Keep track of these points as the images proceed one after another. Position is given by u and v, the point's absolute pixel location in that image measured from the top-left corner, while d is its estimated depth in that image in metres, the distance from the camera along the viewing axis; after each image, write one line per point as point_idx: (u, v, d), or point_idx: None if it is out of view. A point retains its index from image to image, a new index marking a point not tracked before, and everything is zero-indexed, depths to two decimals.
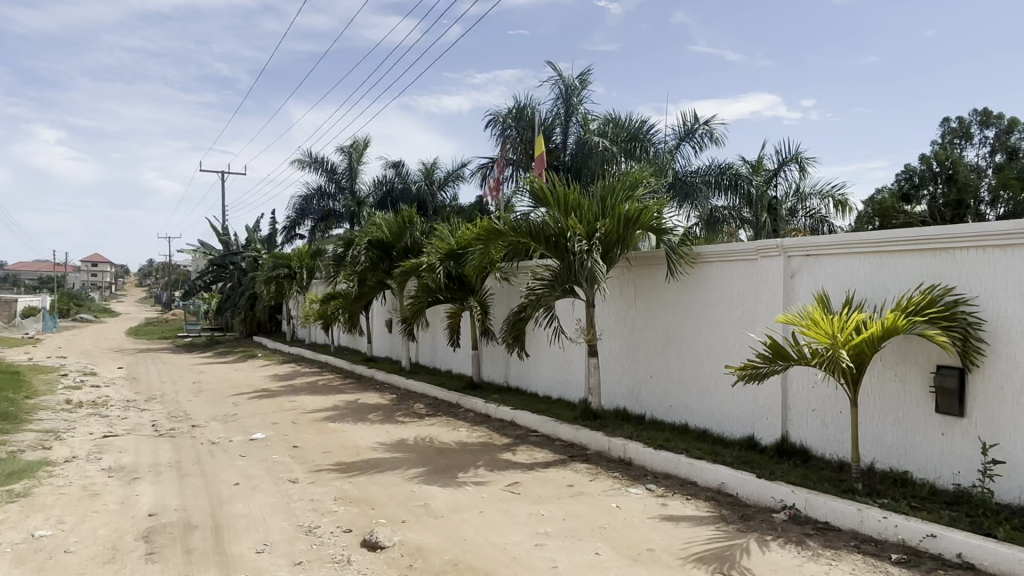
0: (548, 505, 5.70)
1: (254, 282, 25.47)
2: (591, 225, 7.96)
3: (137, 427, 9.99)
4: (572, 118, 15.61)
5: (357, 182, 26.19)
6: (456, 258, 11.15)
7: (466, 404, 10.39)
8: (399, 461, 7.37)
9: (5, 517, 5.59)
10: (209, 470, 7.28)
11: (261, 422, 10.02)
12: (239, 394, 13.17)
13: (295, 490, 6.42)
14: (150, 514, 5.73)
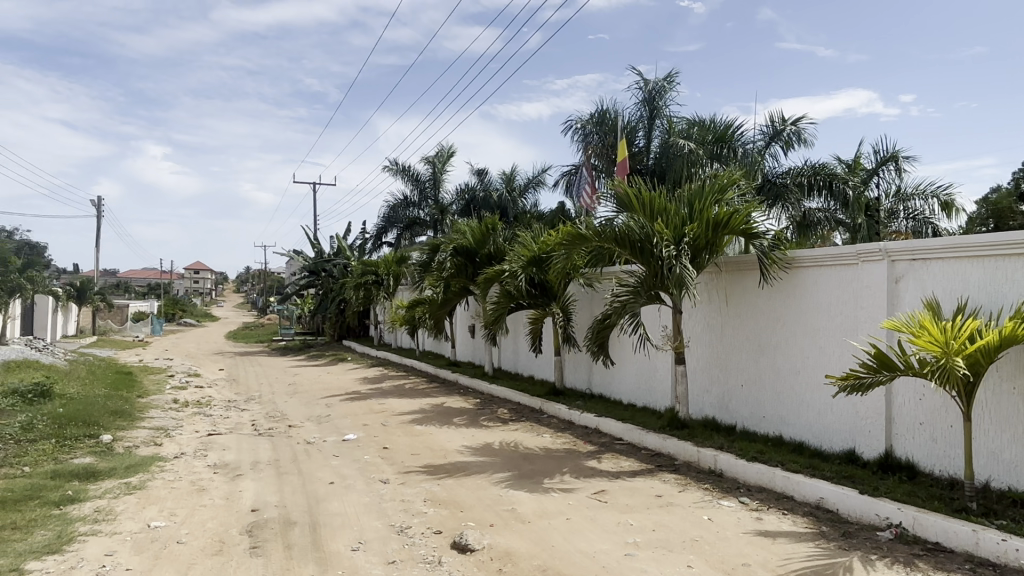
0: (636, 514, 5.61)
1: (343, 288, 26.40)
2: (678, 229, 7.82)
3: (238, 426, 10.54)
4: (656, 121, 15.43)
5: (441, 191, 26.81)
6: (539, 264, 11.18)
7: (550, 411, 10.39)
8: (486, 465, 7.45)
9: (125, 507, 6.01)
10: (305, 469, 7.58)
11: (352, 424, 10.35)
12: (332, 396, 13.65)
13: (386, 490, 6.59)
14: (253, 509, 6.02)
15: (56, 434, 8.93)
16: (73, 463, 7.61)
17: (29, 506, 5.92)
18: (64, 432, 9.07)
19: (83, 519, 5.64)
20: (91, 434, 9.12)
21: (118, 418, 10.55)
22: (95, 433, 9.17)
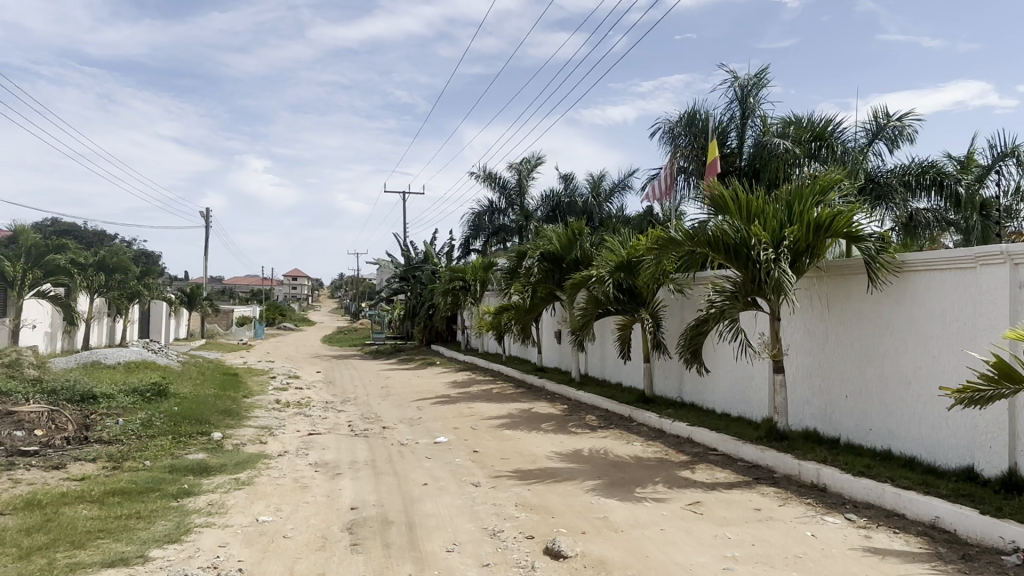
0: (734, 527, 5.44)
1: (432, 293, 27.01)
2: (777, 232, 7.54)
3: (335, 426, 10.96)
4: (748, 121, 14.96)
5: (526, 197, 26.89)
6: (629, 269, 11.05)
7: (640, 419, 10.23)
8: (576, 471, 7.42)
9: (236, 501, 6.37)
10: (400, 469, 7.80)
11: (443, 427, 10.56)
12: (422, 399, 13.99)
13: (478, 493, 6.69)
14: (352, 508, 6.25)
15: (173, 430, 9.59)
16: (188, 458, 8.15)
17: (151, 498, 6.39)
18: (180, 429, 9.73)
19: (199, 511, 6.03)
20: (203, 431, 9.73)
21: (227, 417, 11.22)
22: (206, 431, 9.78)
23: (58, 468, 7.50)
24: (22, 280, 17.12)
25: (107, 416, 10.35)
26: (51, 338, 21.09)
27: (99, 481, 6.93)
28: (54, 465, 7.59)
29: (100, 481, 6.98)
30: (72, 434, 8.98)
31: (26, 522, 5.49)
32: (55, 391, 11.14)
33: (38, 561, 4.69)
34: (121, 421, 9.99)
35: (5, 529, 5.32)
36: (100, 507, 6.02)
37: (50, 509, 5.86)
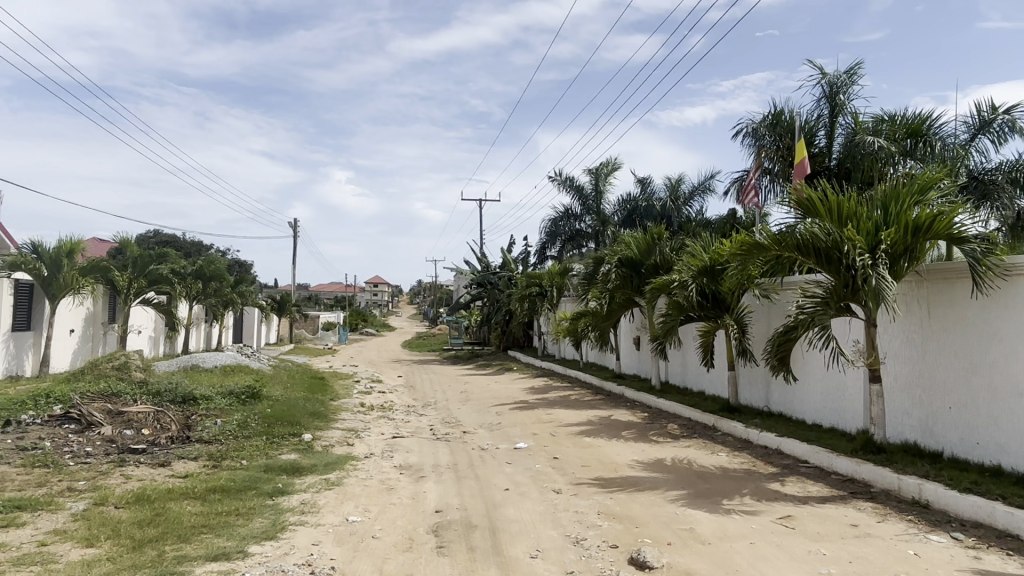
0: (828, 543, 5.21)
1: (509, 299, 27.20)
2: (872, 235, 7.21)
3: (418, 430, 11.20)
4: (838, 119, 14.36)
5: (603, 202, 26.69)
6: (712, 274, 10.82)
7: (725, 428, 9.96)
8: (659, 481, 7.30)
9: (326, 501, 6.61)
10: (482, 474, 7.89)
11: (523, 432, 10.62)
12: (501, 405, 14.11)
13: (559, 500, 6.68)
14: (437, 510, 6.36)
15: (267, 432, 10.04)
16: (282, 458, 8.52)
17: (249, 496, 6.72)
18: (272, 430, 10.18)
19: (292, 510, 6.29)
20: (294, 433, 10.15)
21: (316, 419, 11.65)
22: (297, 432, 10.19)
23: (165, 465, 7.99)
24: (129, 288, 18.08)
25: (206, 417, 10.94)
26: (155, 342, 22.51)
27: (201, 478, 7.34)
28: (161, 462, 8.09)
29: (202, 478, 7.38)
30: (177, 433, 9.54)
31: (138, 515, 5.88)
32: (160, 393, 11.88)
33: (150, 553, 5.02)
34: (219, 422, 10.54)
35: (119, 521, 5.71)
36: (203, 504, 6.37)
37: (158, 504, 6.25)
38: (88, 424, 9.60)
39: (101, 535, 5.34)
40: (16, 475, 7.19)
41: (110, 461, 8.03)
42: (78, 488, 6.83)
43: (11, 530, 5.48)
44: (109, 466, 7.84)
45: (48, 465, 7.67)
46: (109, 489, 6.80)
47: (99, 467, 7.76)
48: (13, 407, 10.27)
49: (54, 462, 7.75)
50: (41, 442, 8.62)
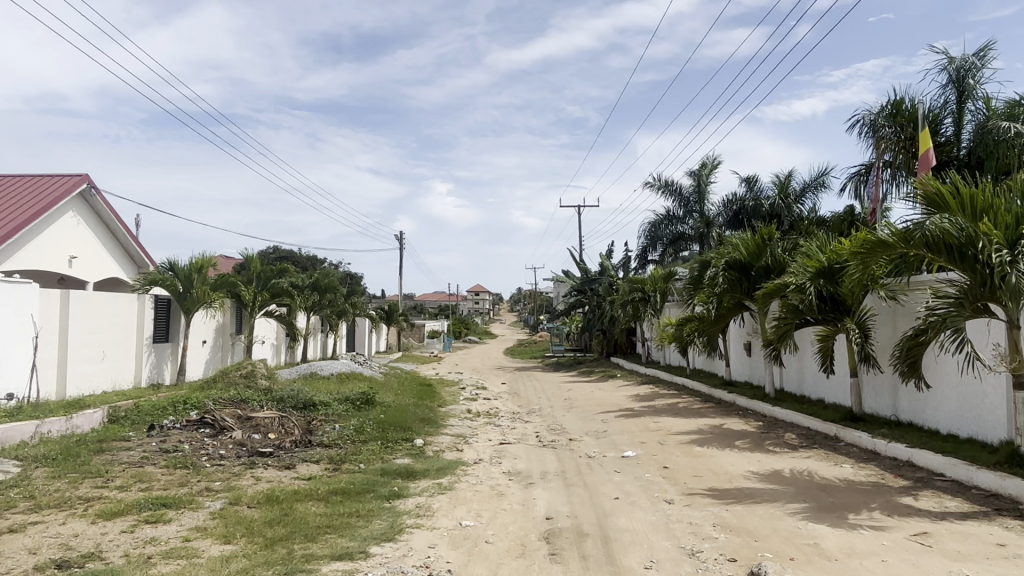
0: (973, 563, 4.81)
1: (611, 305, 26.89)
2: (1012, 229, 6.65)
3: (524, 437, 11.30)
4: (968, 105, 13.31)
5: (706, 203, 25.89)
6: (830, 275, 10.30)
7: (848, 439, 9.41)
8: (777, 493, 6.99)
9: (440, 505, 6.79)
10: (591, 482, 7.84)
11: (630, 440, 10.47)
12: (607, 412, 13.97)
13: (672, 510, 6.53)
14: (547, 518, 6.39)
15: (382, 437, 10.44)
16: (396, 463, 8.83)
17: (368, 498, 7.01)
18: (386, 435, 10.58)
19: (408, 513, 6.50)
20: (407, 438, 10.49)
21: (426, 425, 12.00)
22: (409, 437, 10.54)
23: (290, 468, 8.48)
24: (254, 301, 19.40)
25: (325, 422, 11.53)
26: (277, 350, 23.96)
27: (323, 481, 7.73)
28: (286, 465, 8.60)
29: (324, 481, 7.78)
30: (299, 438, 10.10)
31: (268, 515, 6.28)
32: (283, 399, 12.63)
33: (281, 551, 5.33)
34: (337, 428, 11.07)
35: (252, 520, 6.11)
36: (327, 505, 6.71)
37: (286, 505, 6.64)
38: (221, 428, 10.34)
39: (237, 533, 5.74)
40: (162, 475, 7.86)
41: (241, 464, 8.61)
42: (215, 488, 7.37)
43: (159, 526, 6.00)
44: (241, 467, 8.41)
45: (189, 466, 8.32)
46: (242, 490, 7.29)
47: (232, 468, 8.35)
48: (157, 413, 11.22)
49: (193, 464, 8.41)
50: (182, 444, 9.38)
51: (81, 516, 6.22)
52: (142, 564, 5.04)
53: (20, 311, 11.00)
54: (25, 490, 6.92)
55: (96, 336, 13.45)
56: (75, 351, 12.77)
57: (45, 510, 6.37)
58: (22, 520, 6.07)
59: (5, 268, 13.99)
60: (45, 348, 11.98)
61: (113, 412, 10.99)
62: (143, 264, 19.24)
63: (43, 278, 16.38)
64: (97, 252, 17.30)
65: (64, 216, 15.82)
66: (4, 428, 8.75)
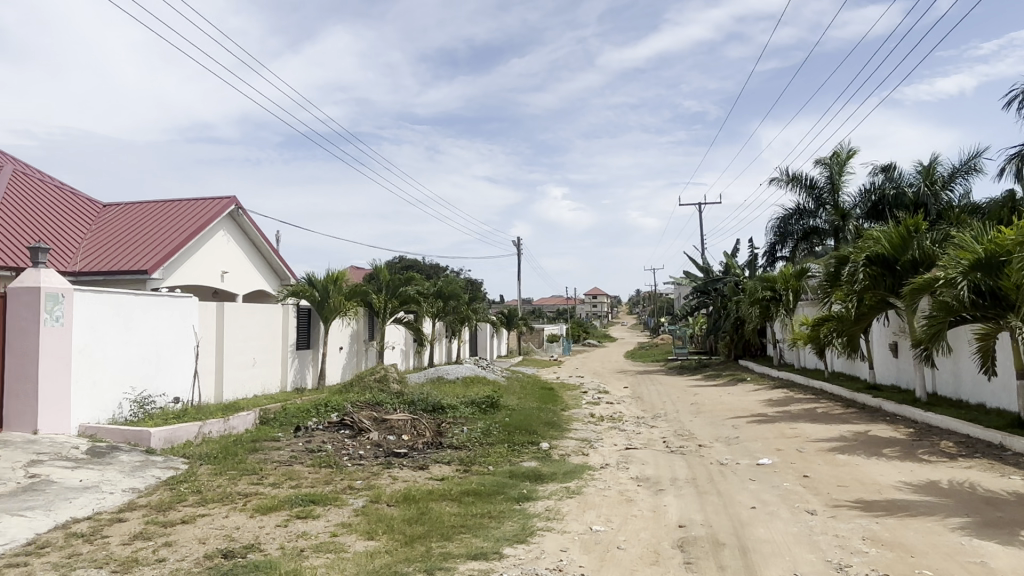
0: None
1: (739, 305, 25.82)
2: None
3: (651, 442, 11.11)
4: None
5: (840, 194, 24.21)
6: (989, 267, 9.39)
7: (1016, 447, 8.51)
8: (934, 505, 6.44)
9: (570, 509, 6.82)
10: (724, 490, 7.57)
11: (765, 447, 10.02)
12: (738, 417, 13.45)
13: (815, 522, 6.18)
14: (680, 525, 6.25)
15: (509, 439, 10.64)
16: (523, 465, 8.96)
17: (499, 500, 7.16)
18: (513, 438, 10.76)
19: (538, 515, 6.57)
20: (533, 441, 10.61)
21: (551, 428, 12.10)
22: (535, 441, 10.66)
23: (423, 468, 8.83)
24: (386, 309, 20.44)
25: (454, 425, 11.90)
26: (406, 355, 25.03)
27: (455, 482, 7.97)
28: (420, 465, 8.95)
29: (456, 482, 8.02)
30: (430, 439, 10.50)
31: (406, 514, 6.55)
32: (415, 402, 13.16)
33: (420, 549, 5.56)
34: (466, 430, 11.39)
35: (392, 518, 6.41)
36: (460, 505, 6.92)
37: (422, 504, 6.91)
38: (358, 430, 10.93)
39: (379, 530, 6.04)
40: (309, 473, 8.43)
41: (379, 463, 9.09)
42: (357, 486, 7.81)
43: (309, 521, 6.43)
44: (378, 467, 8.85)
45: (332, 465, 8.87)
46: (381, 489, 7.67)
47: (371, 468, 8.82)
48: (301, 415, 12.05)
49: (335, 463, 8.95)
50: (325, 444, 10.03)
51: (241, 510, 6.79)
52: (296, 556, 5.42)
53: (183, 323, 12.18)
54: (193, 485, 7.65)
55: (247, 343, 14.64)
56: (229, 358, 13.96)
57: (210, 504, 7.00)
58: (192, 512, 6.71)
59: (168, 283, 15.54)
60: (204, 356, 13.19)
61: (264, 414, 11.91)
62: (285, 277, 20.75)
63: (201, 292, 18.06)
64: (245, 267, 18.85)
65: (216, 235, 17.36)
66: (174, 428, 9.71)
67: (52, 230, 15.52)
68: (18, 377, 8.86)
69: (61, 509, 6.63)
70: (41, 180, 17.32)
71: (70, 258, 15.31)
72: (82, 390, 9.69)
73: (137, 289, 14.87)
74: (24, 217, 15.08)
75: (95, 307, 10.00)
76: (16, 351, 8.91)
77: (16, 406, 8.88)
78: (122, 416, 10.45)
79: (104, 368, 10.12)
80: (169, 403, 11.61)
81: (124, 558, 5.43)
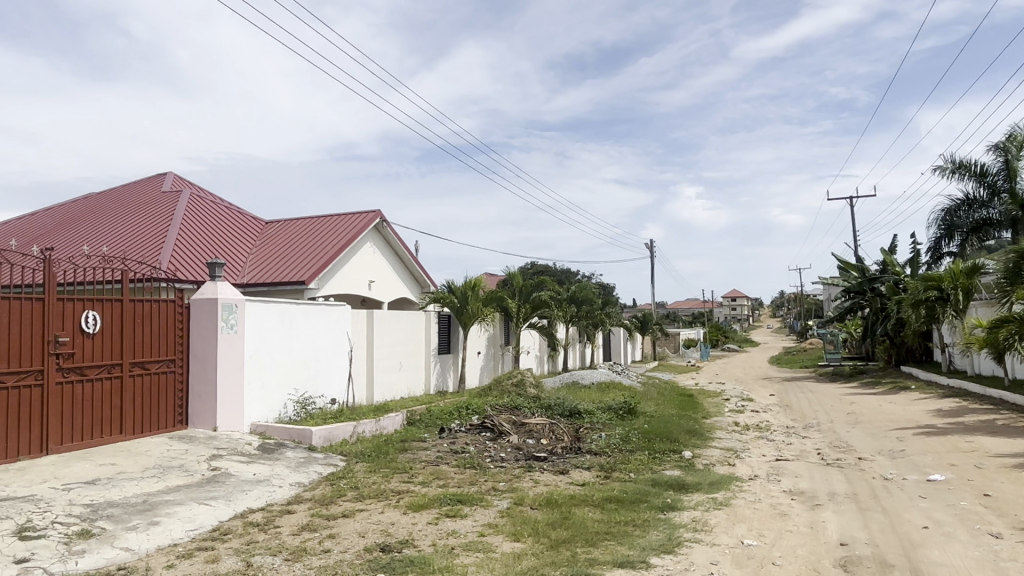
0: None
1: (899, 307, 23.73)
2: None
3: (804, 454, 10.48)
4: None
5: (1019, 180, 21.63)
6: None
7: None
8: None
9: (718, 521, 6.57)
10: (890, 507, 6.98)
11: (936, 462, 9.13)
12: (902, 428, 12.36)
13: (1001, 546, 5.55)
14: (842, 543, 5.84)
15: (650, 446, 10.45)
16: (666, 474, 8.77)
17: (642, 508, 7.05)
18: (654, 445, 10.55)
19: (685, 526, 6.40)
20: (675, 449, 10.34)
21: (693, 437, 11.74)
22: (678, 449, 10.38)
23: (564, 473, 8.88)
24: (520, 314, 20.78)
25: (593, 430, 11.87)
26: (540, 360, 25.31)
27: (596, 488, 7.94)
28: (560, 470, 9.02)
29: (597, 488, 8.00)
30: (570, 444, 10.55)
31: (550, 517, 6.62)
32: (552, 407, 13.26)
33: (566, 553, 5.60)
34: (604, 436, 11.33)
35: (537, 521, 6.51)
36: (604, 512, 6.89)
37: (565, 508, 6.96)
38: (499, 433, 11.20)
39: (525, 532, 6.15)
40: (455, 474, 8.76)
41: (520, 466, 9.25)
42: (501, 488, 8.01)
43: (458, 520, 6.67)
44: (520, 470, 9.02)
45: (476, 466, 9.16)
46: (524, 492, 7.81)
47: (513, 470, 8.99)
48: (445, 417, 12.53)
49: (478, 465, 9.22)
50: (468, 446, 10.35)
51: (395, 507, 7.17)
52: (448, 553, 5.64)
53: (338, 329, 13.08)
54: (351, 481, 8.18)
55: (394, 348, 15.45)
56: (378, 363, 14.79)
57: (367, 500, 7.45)
58: (352, 507, 7.18)
59: (323, 293, 16.73)
60: (357, 360, 14.08)
61: (410, 416, 12.47)
62: (426, 285, 21.68)
63: (351, 300, 19.28)
64: (390, 276, 19.92)
65: (364, 246, 18.48)
66: (332, 427, 10.40)
67: (224, 247, 17.20)
68: (201, 379, 9.89)
69: (239, 500, 7.32)
70: (214, 202, 19.30)
71: (239, 271, 16.89)
72: (254, 391, 10.66)
73: (296, 298, 16.13)
74: (201, 236, 16.84)
75: (263, 316, 10.97)
76: (199, 355, 9.96)
77: (198, 405, 9.92)
78: (287, 416, 11.36)
79: (271, 371, 11.07)
80: (327, 404, 12.49)
81: (295, 547, 5.91)
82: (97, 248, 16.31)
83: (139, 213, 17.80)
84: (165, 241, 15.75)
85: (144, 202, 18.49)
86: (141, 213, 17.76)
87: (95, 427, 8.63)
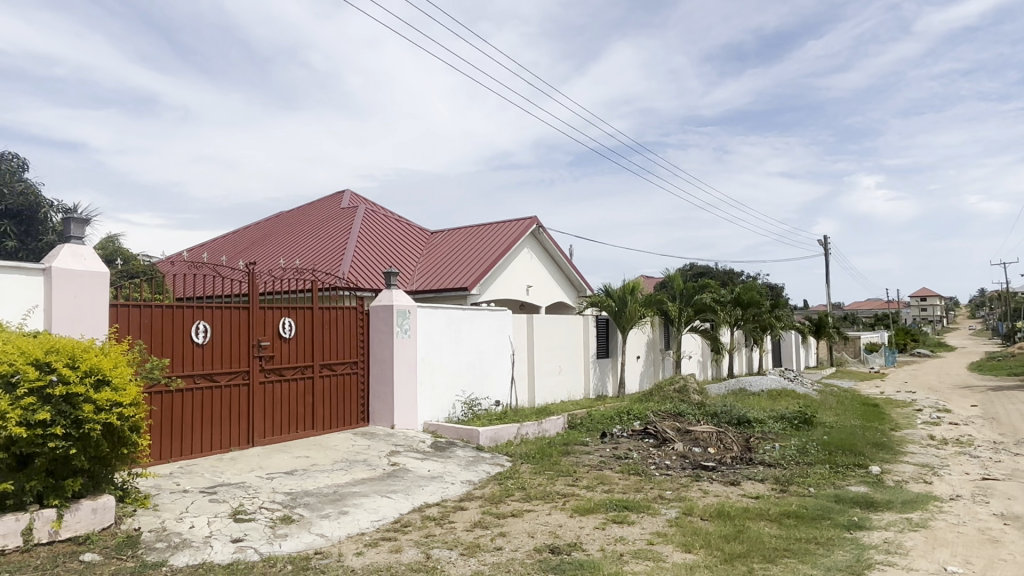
0: None
1: None
2: None
3: (1017, 473, 9.24)
4: None
5: None
6: None
7: None
8: None
9: (915, 544, 5.98)
10: None
11: None
12: None
13: None
14: None
15: (830, 460, 9.73)
16: (850, 490, 8.11)
17: (825, 525, 6.58)
18: (835, 458, 9.81)
19: (876, 547, 5.89)
20: (859, 464, 9.54)
21: (880, 450, 10.75)
22: (863, 463, 9.57)
23: (736, 484, 8.51)
24: (680, 317, 20.23)
25: (765, 440, 11.26)
26: (703, 366, 24.46)
27: (772, 501, 7.54)
28: (731, 481, 8.66)
29: (773, 501, 7.58)
30: (739, 454, 10.10)
31: (723, 530, 6.38)
32: (718, 415, 12.77)
33: (742, 568, 5.37)
34: (778, 447, 10.72)
35: (709, 533, 6.30)
36: (781, 528, 6.51)
37: (738, 521, 6.67)
38: (663, 440, 10.98)
39: (696, 544, 5.97)
40: (619, 479, 8.72)
41: (688, 475, 9.00)
42: (668, 496, 7.84)
43: (625, 527, 6.63)
44: (687, 479, 8.77)
45: (641, 473, 9.04)
46: (693, 501, 7.60)
47: (681, 479, 8.77)
48: (606, 421, 12.49)
49: (643, 472, 9.10)
50: (631, 452, 10.25)
51: (562, 509, 7.26)
52: (616, 559, 5.63)
53: (501, 333, 13.51)
54: (518, 482, 8.41)
55: (554, 352, 15.67)
56: (539, 366, 15.08)
57: (534, 501, 7.63)
58: (520, 507, 7.38)
59: (486, 298, 17.36)
60: (519, 363, 14.45)
61: (572, 420, 12.57)
62: (584, 289, 21.76)
63: (511, 305, 19.82)
64: (548, 281, 20.25)
65: (523, 253, 18.95)
66: (498, 428, 10.77)
67: (396, 257, 18.38)
68: (380, 380, 10.65)
69: (416, 494, 7.80)
70: (386, 215, 20.73)
71: (410, 279, 17.97)
72: (426, 392, 11.30)
73: (460, 304, 16.86)
74: (376, 248, 18.13)
75: (433, 321, 11.59)
76: (378, 358, 10.72)
77: (378, 404, 10.68)
78: (456, 416, 11.92)
79: (441, 373, 11.68)
80: (492, 405, 12.93)
81: (468, 543, 6.18)
82: (291, 261, 18.09)
83: (323, 228, 19.54)
84: (345, 253, 17.15)
85: (328, 218, 20.23)
86: (326, 228, 19.46)
87: (292, 423, 9.59)
